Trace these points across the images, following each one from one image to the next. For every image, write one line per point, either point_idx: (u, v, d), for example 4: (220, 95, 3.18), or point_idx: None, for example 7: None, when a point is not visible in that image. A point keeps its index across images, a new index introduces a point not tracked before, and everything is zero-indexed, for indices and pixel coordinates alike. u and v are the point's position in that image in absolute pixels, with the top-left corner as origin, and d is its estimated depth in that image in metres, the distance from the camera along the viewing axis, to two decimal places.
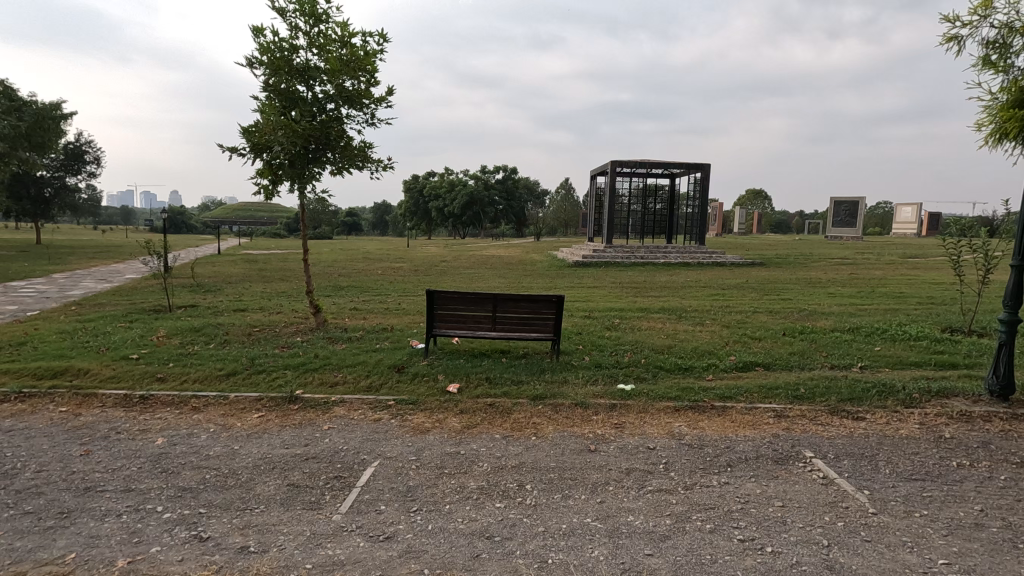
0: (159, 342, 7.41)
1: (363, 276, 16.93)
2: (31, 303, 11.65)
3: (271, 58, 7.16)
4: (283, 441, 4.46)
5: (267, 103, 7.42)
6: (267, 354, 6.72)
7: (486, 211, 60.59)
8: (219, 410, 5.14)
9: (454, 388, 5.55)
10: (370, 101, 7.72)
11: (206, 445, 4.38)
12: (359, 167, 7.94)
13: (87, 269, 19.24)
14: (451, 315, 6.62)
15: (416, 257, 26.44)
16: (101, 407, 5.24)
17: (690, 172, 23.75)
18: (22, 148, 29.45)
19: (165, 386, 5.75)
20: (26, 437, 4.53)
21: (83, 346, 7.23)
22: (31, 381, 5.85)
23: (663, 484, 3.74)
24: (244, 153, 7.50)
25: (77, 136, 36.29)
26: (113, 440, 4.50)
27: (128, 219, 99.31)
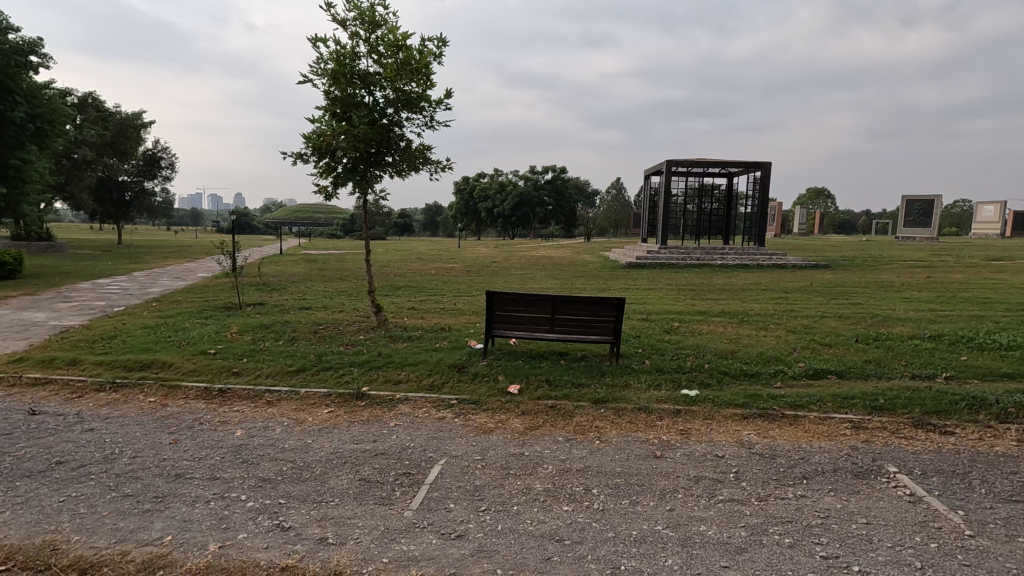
0: (232, 339, 7.80)
1: (418, 276, 17.34)
2: (118, 299, 12.55)
3: (333, 66, 7.39)
4: (353, 436, 4.61)
5: (329, 109, 7.67)
6: (334, 352, 6.95)
7: (536, 212, 60.50)
8: (291, 405, 5.36)
9: (515, 388, 5.59)
10: (429, 105, 7.89)
11: (282, 438, 4.59)
12: (419, 169, 8.13)
13: (164, 268, 20.57)
14: (510, 317, 6.66)
15: (467, 258, 26.74)
16: (185, 398, 5.58)
17: (750, 171, 22.94)
18: (107, 156, 32.32)
19: (242, 379, 6.07)
20: (122, 424, 4.89)
21: (165, 341, 7.71)
22: (123, 373, 6.31)
23: (735, 494, 3.63)
24: (308, 157, 7.82)
25: (156, 143, 38.98)
26: (198, 430, 4.78)
27: (198, 219, 106.16)
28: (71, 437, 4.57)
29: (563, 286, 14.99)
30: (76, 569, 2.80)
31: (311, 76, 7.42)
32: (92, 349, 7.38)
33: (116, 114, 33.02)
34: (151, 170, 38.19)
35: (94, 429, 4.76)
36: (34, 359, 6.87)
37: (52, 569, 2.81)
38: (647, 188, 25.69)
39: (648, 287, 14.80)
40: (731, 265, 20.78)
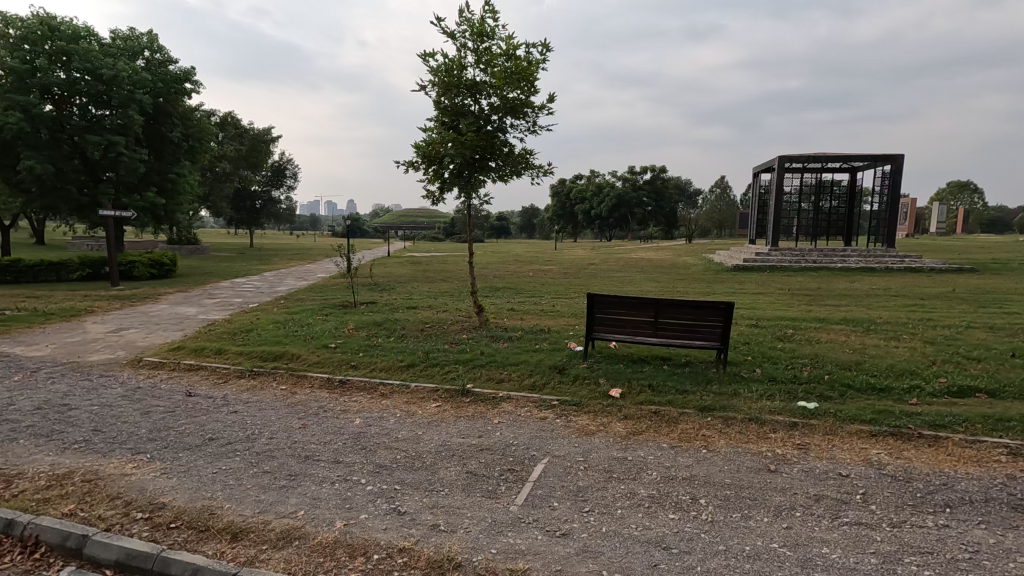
0: (349, 334, 8.44)
1: (517, 278, 17.67)
2: (252, 297, 14.04)
3: (444, 78, 7.76)
4: (459, 430, 4.82)
5: (439, 119, 8.07)
6: (439, 349, 7.29)
7: (634, 213, 59.15)
8: (403, 398, 5.72)
9: (616, 392, 5.52)
10: (533, 110, 8.03)
11: (395, 428, 4.91)
12: (521, 173, 8.30)
13: (289, 269, 22.63)
14: (611, 320, 6.60)
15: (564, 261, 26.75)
16: (311, 387, 6.14)
17: (877, 165, 20.83)
18: (242, 168, 36.31)
19: (359, 372, 6.56)
20: (260, 408, 5.49)
21: (293, 335, 8.50)
22: (259, 362, 7.07)
23: (863, 517, 3.33)
24: (418, 165, 8.27)
25: (282, 156, 43.18)
26: (322, 416, 5.24)
27: (315, 225, 115.75)
28: (220, 417, 5.21)
29: (664, 289, 14.55)
30: (230, 533, 3.20)
31: (422, 89, 7.85)
32: (234, 340, 8.34)
33: (251, 131, 36.97)
34: (278, 180, 42.29)
35: (238, 411, 5.39)
36: (189, 348, 7.88)
37: (210, 530, 3.22)
38: (756, 187, 24.20)
39: (757, 291, 13.94)
40: (854, 268, 19.00)
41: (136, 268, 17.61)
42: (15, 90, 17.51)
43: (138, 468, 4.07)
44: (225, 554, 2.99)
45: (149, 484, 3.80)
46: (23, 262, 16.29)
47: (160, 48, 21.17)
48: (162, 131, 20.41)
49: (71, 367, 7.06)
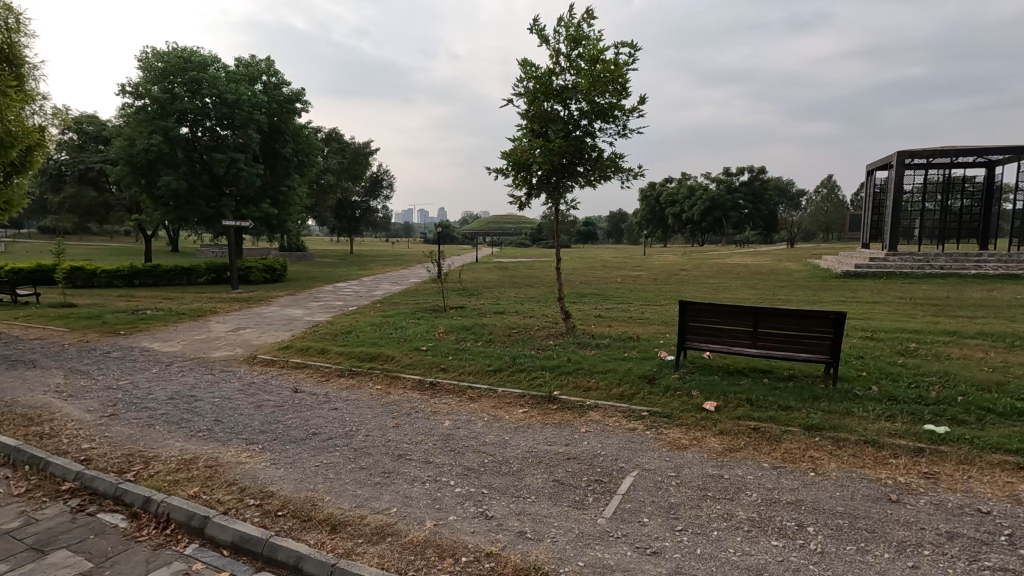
0: (440, 337, 8.72)
1: (605, 284, 17.42)
2: (352, 300, 14.95)
3: (534, 85, 7.81)
4: (546, 437, 4.79)
5: (528, 126, 8.15)
6: (526, 355, 7.31)
7: (729, 217, 56.31)
8: (490, 402, 5.80)
9: (711, 406, 5.23)
10: (623, 113, 7.88)
11: (483, 431, 4.98)
12: (610, 178, 8.15)
13: (385, 274, 23.83)
14: (705, 329, 6.28)
15: (653, 266, 25.99)
16: (404, 388, 6.41)
17: (1021, 158, 18.30)
18: (344, 180, 38.85)
19: (448, 375, 6.74)
20: (357, 406, 5.80)
21: (387, 337, 8.93)
22: (358, 362, 7.48)
23: (1009, 563, 2.90)
24: (507, 172, 8.39)
25: (380, 168, 45.73)
26: (415, 417, 5.44)
27: (408, 233, 121.30)
28: (321, 413, 5.55)
29: (763, 297, 13.67)
30: (330, 524, 3.38)
31: (511, 97, 7.96)
32: (335, 341, 8.91)
33: (352, 145, 39.52)
34: (376, 190, 44.79)
35: (337, 408, 5.73)
36: (296, 347, 8.52)
37: (312, 520, 3.43)
38: (870, 186, 22.16)
39: (872, 299, 12.71)
40: (991, 276, 16.80)
41: (252, 273, 19.33)
42: (158, 116, 19.90)
43: (251, 457, 4.43)
44: (325, 544, 3.16)
45: (260, 473, 4.12)
46: (161, 268, 18.43)
47: (276, 72, 23.08)
48: (276, 148, 22.39)
49: (197, 362, 7.86)
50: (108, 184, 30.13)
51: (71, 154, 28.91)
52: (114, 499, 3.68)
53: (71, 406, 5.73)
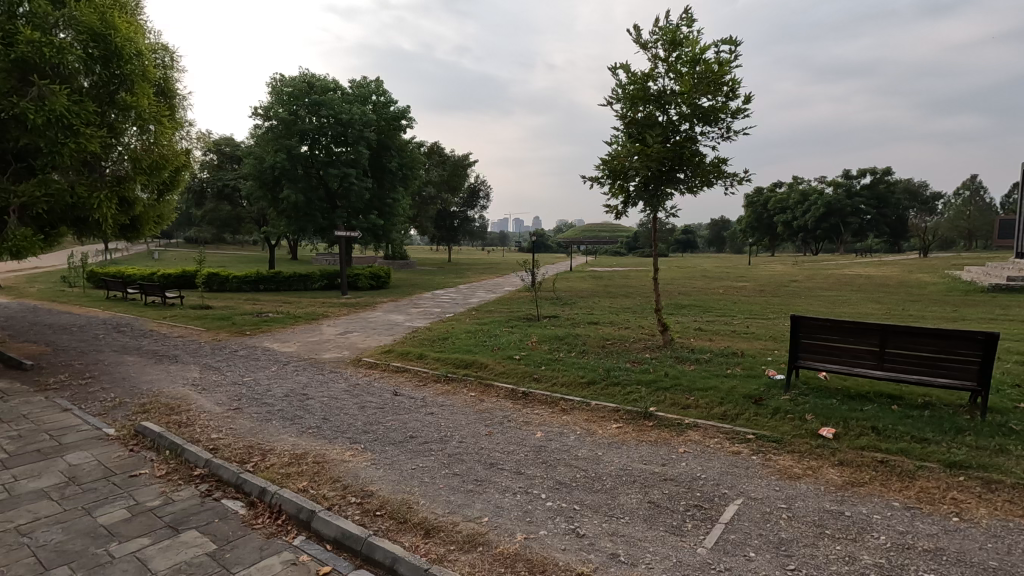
0: (533, 346, 8.73)
1: (706, 295, 16.59)
2: (449, 307, 15.46)
3: (632, 90, 7.63)
4: (641, 456, 4.60)
5: (625, 132, 7.98)
6: (621, 367, 7.10)
7: (849, 223, 51.48)
8: (583, 415, 5.68)
9: (828, 432, 4.75)
10: (727, 115, 7.47)
11: (576, 445, 4.88)
12: (712, 183, 7.75)
13: (481, 282, 24.40)
14: (820, 347, 5.73)
15: (761, 276, 24.37)
16: (497, 396, 6.47)
17: None
18: (444, 191, 40.44)
19: (541, 385, 6.71)
20: (453, 412, 5.93)
21: (482, 345, 9.09)
22: (454, 368, 7.68)
23: None
24: (603, 180, 8.25)
25: (478, 179, 47.14)
26: (507, 426, 5.46)
27: (503, 241, 123.76)
28: (418, 417, 5.75)
29: (890, 312, 12.28)
30: (424, 528, 3.46)
31: (609, 103, 7.84)
32: (433, 347, 9.22)
33: (452, 158, 41.11)
34: (473, 200, 46.17)
35: (433, 413, 5.90)
36: (397, 351, 8.93)
37: (408, 523, 3.53)
38: None
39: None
40: None
41: (360, 280, 20.65)
42: (283, 136, 21.91)
43: (354, 456, 4.67)
44: (419, 548, 3.24)
45: (361, 472, 4.32)
46: (282, 275, 20.25)
47: (385, 91, 24.50)
48: (383, 162, 23.83)
49: (310, 362, 8.49)
50: (241, 199, 33.65)
51: (211, 173, 32.62)
52: (236, 487, 4.04)
53: (204, 399, 6.41)
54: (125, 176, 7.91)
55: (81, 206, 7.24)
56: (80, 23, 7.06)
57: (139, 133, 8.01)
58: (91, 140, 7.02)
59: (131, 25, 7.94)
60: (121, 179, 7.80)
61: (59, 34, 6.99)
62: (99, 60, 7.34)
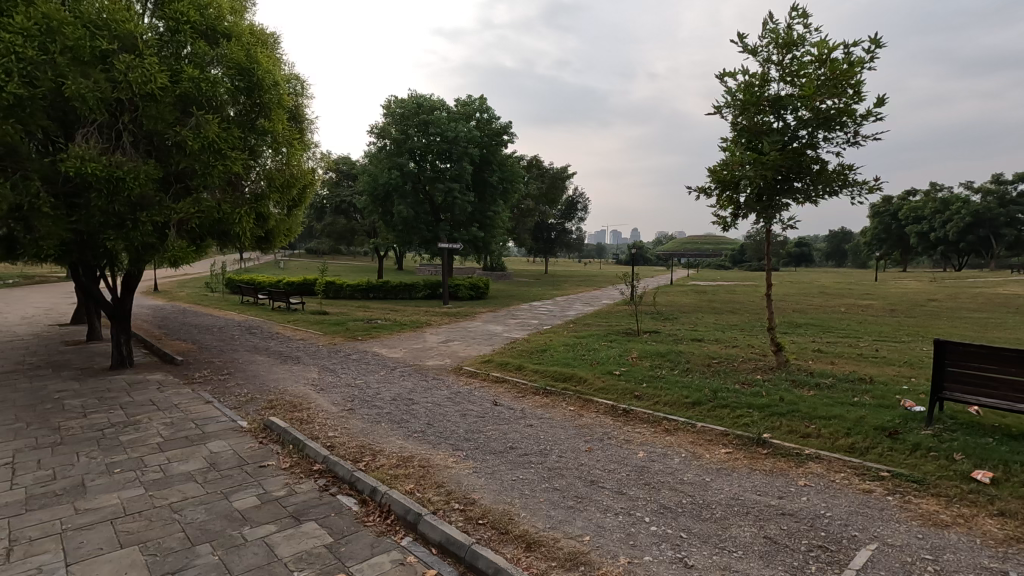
0: (633, 362, 8.49)
1: (824, 313, 15.25)
2: (546, 319, 15.51)
3: (744, 96, 7.24)
4: (755, 486, 4.27)
5: (736, 140, 7.58)
6: (729, 389, 6.68)
7: (1002, 235, 44.96)
8: (688, 437, 5.41)
9: (983, 476, 4.13)
10: (853, 118, 6.85)
11: (681, 468, 4.65)
12: (836, 192, 7.13)
13: (578, 295, 24.25)
14: (971, 377, 5.01)
15: (890, 294, 21.97)
16: (597, 412, 6.35)
17: None
18: (542, 204, 40.86)
19: (643, 403, 6.48)
20: (552, 426, 5.90)
21: (580, 358, 8.99)
22: (552, 381, 7.64)
23: None
24: (711, 191, 7.89)
25: (576, 191, 47.17)
26: (608, 443, 5.33)
27: (600, 253, 122.55)
28: (518, 428, 5.78)
29: None
30: (525, 541, 3.46)
31: (718, 111, 7.50)
32: (532, 358, 9.27)
33: (550, 170, 41.53)
34: (571, 212, 46.16)
35: (533, 425, 5.90)
36: (497, 361, 9.08)
37: (509, 534, 3.54)
38: None
39: None
40: None
41: (460, 290, 21.35)
42: (394, 154, 23.35)
43: (457, 463, 4.78)
44: (521, 560, 3.24)
45: (464, 480, 4.41)
46: (389, 284, 21.47)
47: (489, 107, 25.20)
48: (485, 176, 24.59)
49: (415, 368, 8.89)
50: (355, 213, 36.22)
51: (331, 189, 35.49)
52: (350, 485, 4.29)
53: (322, 398, 6.91)
54: (261, 194, 8.81)
55: (226, 220, 8.16)
56: (230, 59, 8.02)
57: (274, 155, 8.89)
58: (235, 162, 7.91)
59: (271, 59, 8.85)
60: (259, 197, 8.69)
61: (213, 70, 7.96)
62: (244, 91, 8.28)
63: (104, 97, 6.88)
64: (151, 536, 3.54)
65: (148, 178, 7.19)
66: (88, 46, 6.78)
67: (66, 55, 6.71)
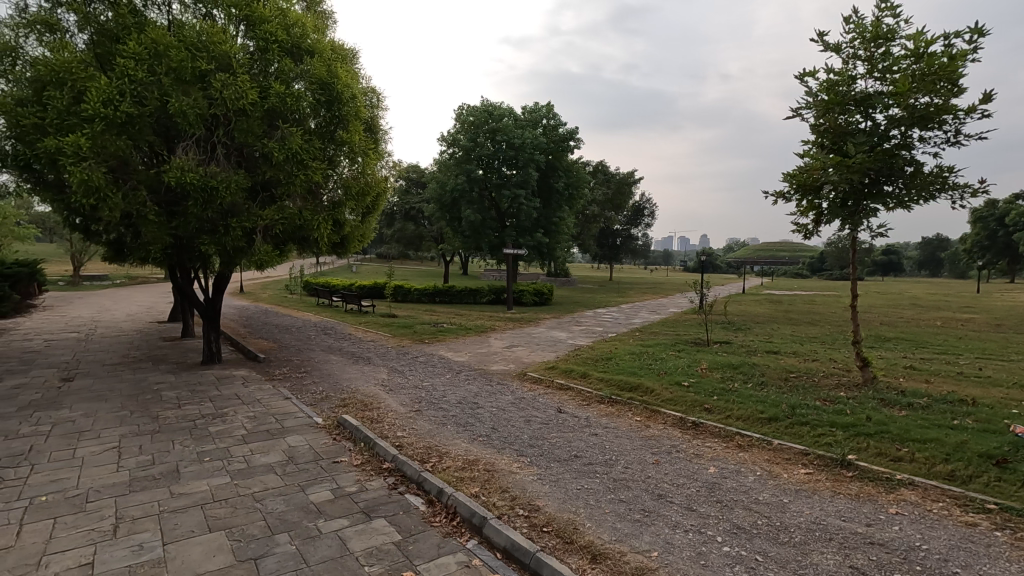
0: (703, 374, 8.18)
1: (917, 327, 14.05)
2: (611, 326, 15.26)
3: (827, 95, 6.84)
4: (839, 510, 3.99)
5: (818, 142, 7.16)
6: (809, 405, 6.29)
7: None
8: (763, 454, 5.14)
9: None
10: (953, 116, 6.30)
11: (755, 487, 4.42)
12: (933, 196, 6.57)
13: (644, 302, 23.69)
14: None
15: (996, 308, 19.90)
16: (664, 424, 6.17)
17: None
18: (608, 209, 40.36)
19: (713, 417, 6.23)
20: (617, 435, 5.79)
21: (647, 368, 8.77)
22: (617, 391, 7.50)
23: None
24: (790, 196, 7.50)
25: (643, 197, 46.26)
26: (676, 456, 5.16)
27: (667, 259, 119.38)
28: (583, 437, 5.71)
29: None
30: (591, 552, 3.40)
31: (797, 113, 7.13)
32: (596, 366, 9.15)
33: (617, 175, 40.97)
34: (637, 218, 45.28)
35: (598, 434, 5.82)
36: (561, 368, 9.02)
37: (574, 544, 3.50)
38: None
39: None
40: None
41: (524, 296, 21.43)
42: (463, 161, 23.86)
43: (521, 469, 4.79)
44: (586, 572, 3.19)
45: (528, 486, 4.40)
46: (455, 289, 21.89)
47: (555, 114, 25.18)
48: (551, 182, 24.62)
49: (480, 373, 9.00)
50: (423, 219, 37.28)
51: (401, 197, 36.69)
52: (417, 484, 4.40)
53: (390, 399, 7.14)
54: (338, 202, 9.25)
55: (306, 227, 8.62)
56: (312, 74, 8.49)
57: (350, 164, 9.31)
58: (315, 172, 8.36)
59: (349, 73, 9.28)
60: (336, 204, 9.13)
61: (297, 85, 8.46)
62: (324, 104, 8.73)
63: (202, 113, 7.47)
64: (236, 522, 3.78)
65: (238, 187, 7.74)
66: (189, 66, 7.39)
67: (170, 76, 7.35)
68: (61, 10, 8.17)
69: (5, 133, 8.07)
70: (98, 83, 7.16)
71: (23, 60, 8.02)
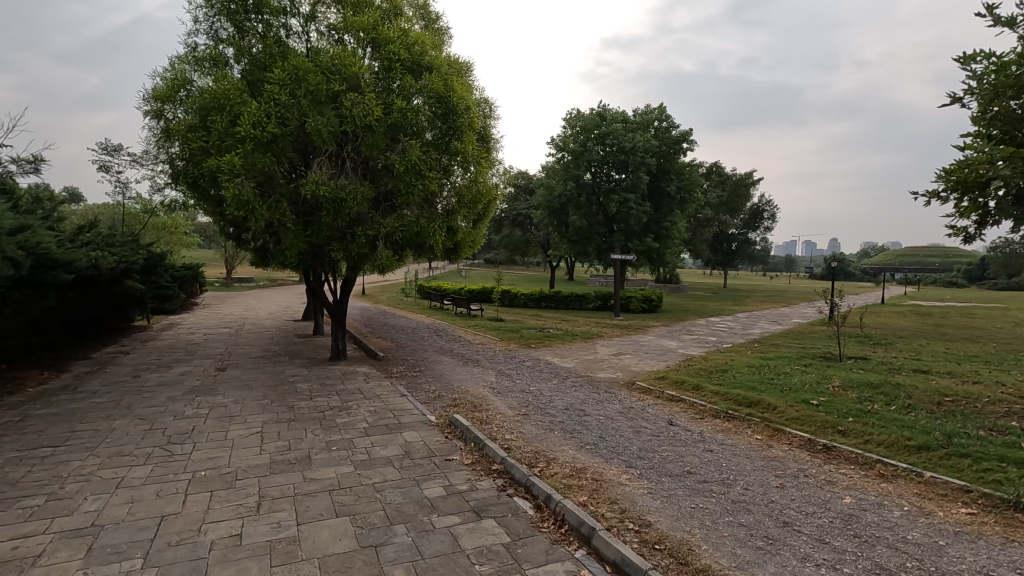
0: (835, 392, 7.41)
1: None
2: (726, 336, 14.39)
3: (996, 78, 5.93)
4: (1012, 561, 3.40)
5: (984, 133, 6.23)
6: (971, 434, 5.45)
7: None
8: (912, 487, 4.53)
9: None
10: None
11: (902, 524, 3.91)
12: None
13: (763, 311, 22.05)
14: None
15: None
16: (789, 444, 5.67)
17: None
18: (723, 212, 38.21)
19: (848, 440, 5.62)
20: (735, 454, 5.42)
21: (768, 382, 8.14)
22: (735, 405, 7.03)
23: None
24: (945, 195, 6.59)
25: (762, 199, 43.25)
26: (804, 481, 4.71)
27: (789, 266, 110.49)
28: (697, 453, 5.41)
29: None
30: None
31: (956, 100, 6.26)
32: (710, 378, 8.66)
33: (733, 177, 38.70)
34: (755, 222, 42.42)
35: (713, 451, 5.48)
36: (671, 379, 8.66)
37: (689, 566, 3.32)
38: None
39: None
40: None
41: (632, 302, 20.90)
42: (571, 166, 23.89)
43: (630, 481, 4.64)
44: None
45: (639, 500, 4.25)
46: (561, 294, 21.90)
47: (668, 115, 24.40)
48: (662, 186, 23.85)
49: (586, 380, 8.90)
50: (529, 225, 37.83)
51: (509, 203, 37.55)
52: (526, 488, 4.43)
53: (498, 402, 7.27)
54: (452, 210, 9.66)
55: (422, 233, 9.09)
56: (429, 89, 8.94)
57: (463, 173, 9.67)
58: (431, 181, 8.79)
59: (464, 86, 9.66)
60: (449, 212, 9.53)
61: (416, 100, 8.96)
62: (440, 117, 9.16)
63: (334, 131, 8.17)
64: (359, 510, 4.05)
65: (363, 197, 8.35)
66: (325, 89, 8.13)
67: (308, 98, 8.13)
68: (224, 46, 9.37)
69: (178, 154, 9.39)
70: (250, 108, 8.11)
71: (193, 91, 9.29)
